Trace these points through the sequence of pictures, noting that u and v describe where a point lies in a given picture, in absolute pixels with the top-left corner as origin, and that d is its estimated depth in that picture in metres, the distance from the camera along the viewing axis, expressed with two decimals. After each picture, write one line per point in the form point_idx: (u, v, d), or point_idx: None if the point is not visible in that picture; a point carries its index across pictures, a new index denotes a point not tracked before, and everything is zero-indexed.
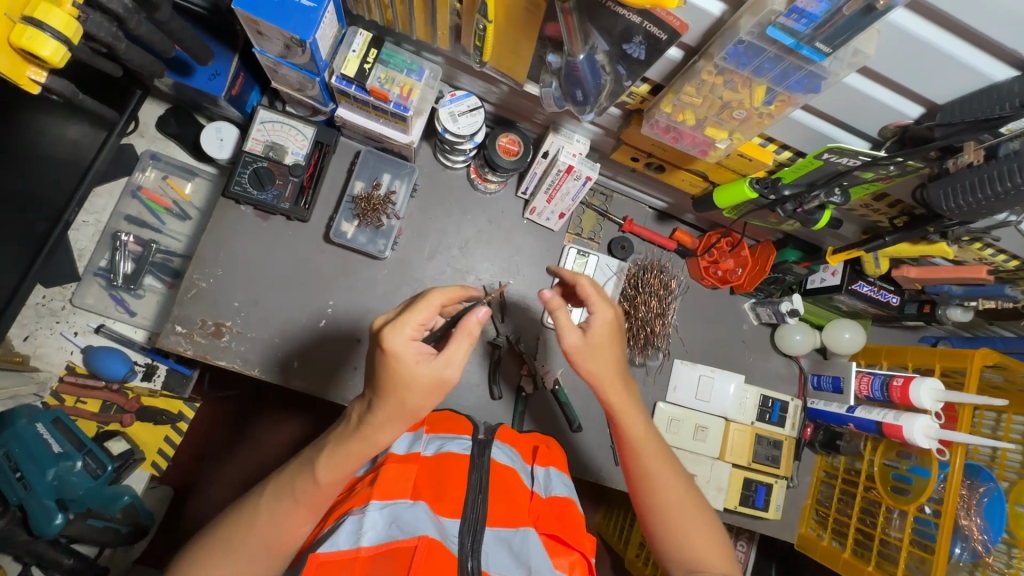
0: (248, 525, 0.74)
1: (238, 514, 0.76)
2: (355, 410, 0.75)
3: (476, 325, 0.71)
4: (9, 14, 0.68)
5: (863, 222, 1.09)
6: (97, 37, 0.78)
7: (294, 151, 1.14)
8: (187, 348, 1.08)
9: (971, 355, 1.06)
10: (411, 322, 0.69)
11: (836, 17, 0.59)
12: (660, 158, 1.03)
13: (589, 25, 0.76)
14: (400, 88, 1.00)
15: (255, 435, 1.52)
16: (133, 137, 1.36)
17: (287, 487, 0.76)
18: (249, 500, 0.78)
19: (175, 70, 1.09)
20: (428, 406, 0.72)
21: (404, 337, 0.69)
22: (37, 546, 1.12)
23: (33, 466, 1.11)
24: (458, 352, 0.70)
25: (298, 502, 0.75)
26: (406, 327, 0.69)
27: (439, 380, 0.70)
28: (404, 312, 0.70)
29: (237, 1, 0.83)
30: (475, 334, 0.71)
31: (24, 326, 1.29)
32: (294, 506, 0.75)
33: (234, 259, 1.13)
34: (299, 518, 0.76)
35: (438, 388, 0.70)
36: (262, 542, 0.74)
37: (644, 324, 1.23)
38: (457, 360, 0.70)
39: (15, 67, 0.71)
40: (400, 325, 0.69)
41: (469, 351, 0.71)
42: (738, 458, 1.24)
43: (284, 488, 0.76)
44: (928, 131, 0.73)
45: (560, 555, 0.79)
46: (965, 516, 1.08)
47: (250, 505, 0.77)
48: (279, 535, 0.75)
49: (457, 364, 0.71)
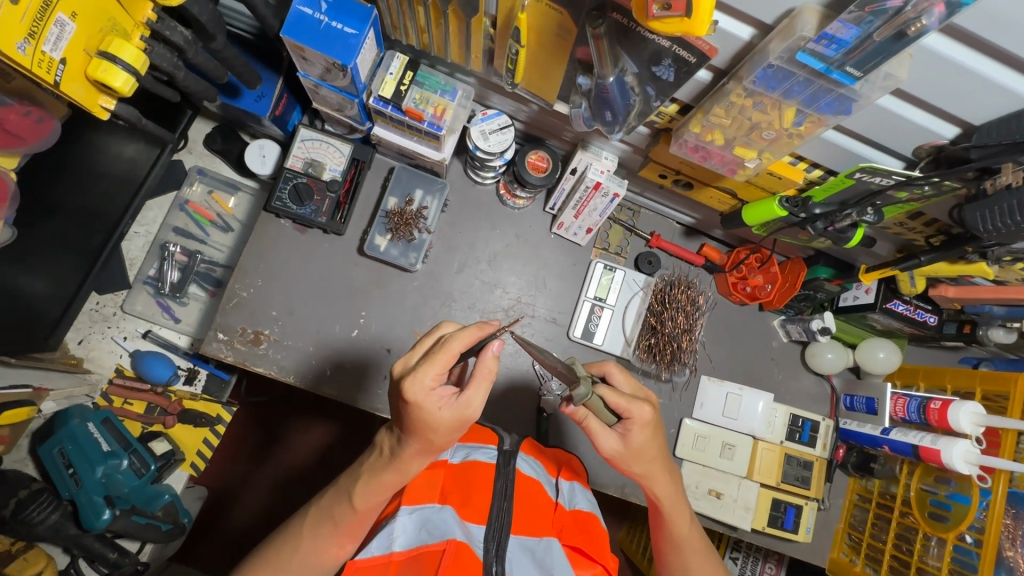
0: (292, 555, 0.81)
1: (280, 538, 0.83)
2: (387, 442, 0.80)
3: (494, 362, 0.71)
4: (86, 50, 0.75)
5: (897, 239, 1.07)
6: (160, 67, 0.85)
7: (331, 167, 1.18)
8: (228, 355, 1.14)
9: (1014, 380, 1.03)
10: (430, 372, 0.70)
11: (866, 42, 0.60)
12: (687, 175, 1.04)
13: (619, 49, 0.78)
14: (434, 108, 1.04)
15: (286, 438, 1.57)
16: (183, 154, 1.44)
17: (324, 509, 0.82)
18: (290, 527, 0.84)
19: (224, 92, 1.15)
20: (453, 438, 0.76)
21: (423, 386, 0.70)
22: (83, 539, 1.19)
23: (83, 463, 1.19)
24: (479, 392, 0.72)
25: (338, 528, 0.81)
26: (425, 378, 0.70)
27: (460, 417, 0.72)
28: (423, 363, 0.71)
29: (284, 30, 0.89)
30: (493, 371, 0.72)
31: (79, 330, 1.37)
32: (333, 531, 0.81)
33: (272, 269, 1.18)
34: (341, 540, 0.82)
35: (459, 424, 0.73)
36: (309, 563, 0.81)
37: (671, 339, 1.20)
38: (479, 397, 0.72)
39: (89, 96, 0.79)
40: (420, 375, 0.70)
41: (489, 391, 0.73)
42: (766, 478, 1.22)
43: (324, 512, 0.82)
44: (964, 151, 0.72)
45: (583, 568, 0.81)
46: (1009, 547, 1.04)
47: (295, 526, 0.84)
48: (319, 557, 0.81)
49: (478, 400, 0.73)
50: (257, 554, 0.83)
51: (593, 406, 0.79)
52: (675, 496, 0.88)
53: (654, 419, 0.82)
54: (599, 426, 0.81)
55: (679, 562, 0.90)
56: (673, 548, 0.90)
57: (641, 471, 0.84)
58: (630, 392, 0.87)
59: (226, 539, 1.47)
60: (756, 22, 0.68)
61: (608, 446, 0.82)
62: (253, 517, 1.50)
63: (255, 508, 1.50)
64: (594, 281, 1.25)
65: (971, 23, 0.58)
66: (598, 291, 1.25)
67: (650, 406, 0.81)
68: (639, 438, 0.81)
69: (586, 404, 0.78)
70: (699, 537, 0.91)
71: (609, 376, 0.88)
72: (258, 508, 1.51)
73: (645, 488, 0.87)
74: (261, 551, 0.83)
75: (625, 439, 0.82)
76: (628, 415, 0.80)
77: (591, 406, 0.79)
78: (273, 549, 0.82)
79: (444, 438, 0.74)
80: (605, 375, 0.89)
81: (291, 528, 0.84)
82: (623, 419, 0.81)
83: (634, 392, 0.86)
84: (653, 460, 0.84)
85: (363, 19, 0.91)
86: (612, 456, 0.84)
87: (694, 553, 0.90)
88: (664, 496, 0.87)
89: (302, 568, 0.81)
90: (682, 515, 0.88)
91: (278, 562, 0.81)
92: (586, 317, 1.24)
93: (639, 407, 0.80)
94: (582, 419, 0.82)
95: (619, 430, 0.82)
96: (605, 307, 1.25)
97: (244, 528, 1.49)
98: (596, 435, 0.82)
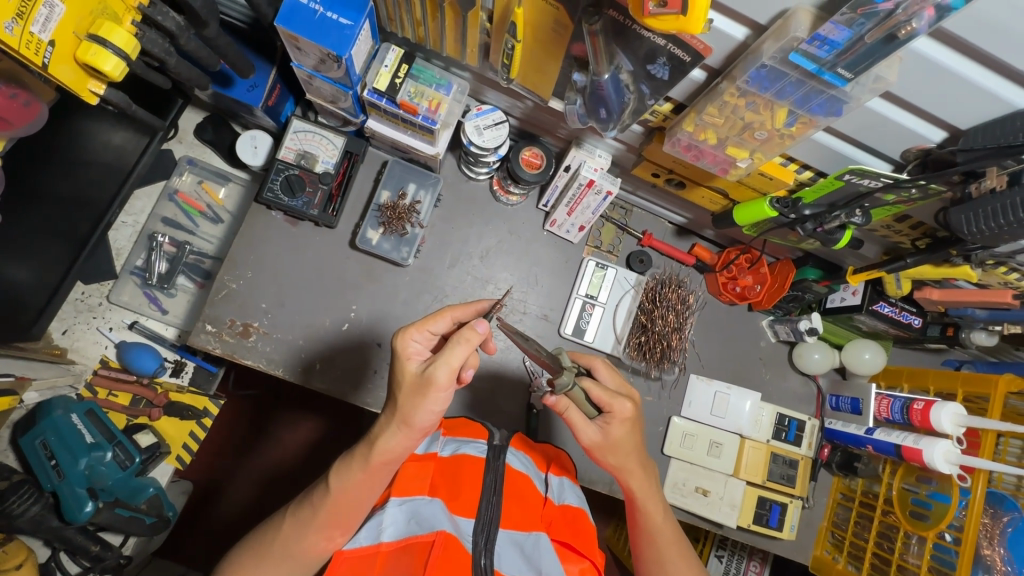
0: (283, 551, 0.79)
1: (269, 529, 0.82)
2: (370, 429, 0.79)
3: (471, 333, 0.71)
4: (76, 33, 0.74)
5: (885, 241, 1.08)
6: (151, 53, 0.84)
7: (324, 159, 1.17)
8: (216, 347, 1.13)
9: (995, 382, 1.05)
10: (419, 330, 0.78)
11: (858, 44, 0.61)
12: (680, 174, 1.05)
13: (615, 46, 0.78)
14: (429, 102, 1.03)
15: (273, 432, 1.56)
16: (173, 143, 1.42)
17: (308, 502, 0.80)
18: (278, 516, 0.83)
19: (217, 82, 1.13)
20: (421, 409, 0.73)
21: (412, 339, 0.77)
22: (66, 532, 1.17)
23: (67, 455, 1.17)
24: (449, 355, 0.71)
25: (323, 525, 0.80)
26: (414, 334, 0.77)
27: (423, 377, 0.72)
28: (419, 320, 0.79)
29: (278, 19, 0.88)
30: (471, 341, 0.71)
31: (63, 320, 1.34)
32: (317, 529, 0.79)
33: (263, 261, 1.17)
34: (330, 534, 0.80)
35: (420, 385, 0.72)
36: (298, 555, 0.79)
37: (661, 337, 1.22)
38: (446, 360, 0.71)
39: (78, 79, 0.78)
40: (410, 331, 0.77)
41: (463, 356, 0.71)
42: (752, 476, 1.24)
43: (308, 504, 0.80)
44: (950, 155, 0.73)
45: (571, 562, 0.82)
46: (988, 546, 1.06)
47: (279, 522, 0.83)
48: (307, 555, 0.80)
49: (443, 364, 0.71)
50: (245, 547, 0.83)
51: (575, 397, 0.81)
52: (646, 485, 0.88)
53: (634, 415, 0.83)
54: (579, 418, 0.82)
55: (655, 557, 0.89)
56: (648, 539, 0.90)
57: (616, 463, 0.85)
58: (614, 387, 0.86)
59: (211, 533, 1.47)
60: (750, 22, 0.69)
61: (588, 438, 0.83)
62: (239, 511, 1.49)
63: (240, 503, 1.50)
64: (586, 279, 1.26)
65: (959, 28, 0.59)
66: (589, 289, 1.26)
67: (631, 403, 0.83)
68: (617, 432, 0.82)
69: (568, 394, 0.82)
70: (673, 529, 0.90)
71: (595, 370, 0.87)
72: (242, 503, 1.50)
73: (622, 482, 0.87)
74: (247, 548, 0.83)
75: (605, 432, 0.83)
76: (609, 408, 0.82)
77: (573, 397, 0.82)
78: (262, 545, 0.81)
79: (410, 402, 0.73)
80: (591, 368, 0.88)
81: (275, 521, 0.83)
82: (604, 412, 0.83)
83: (616, 388, 0.86)
84: (629, 453, 0.85)
85: (358, 10, 0.90)
86: (590, 447, 0.85)
87: (669, 545, 0.89)
88: (638, 489, 0.87)
89: (290, 565, 0.79)
90: (656, 507, 0.89)
91: (267, 556, 0.80)
92: (577, 314, 1.25)
93: (620, 402, 0.81)
94: (564, 411, 0.82)
95: (600, 424, 0.83)
96: (597, 304, 1.26)
97: (228, 523, 1.48)
98: (577, 428, 0.83)
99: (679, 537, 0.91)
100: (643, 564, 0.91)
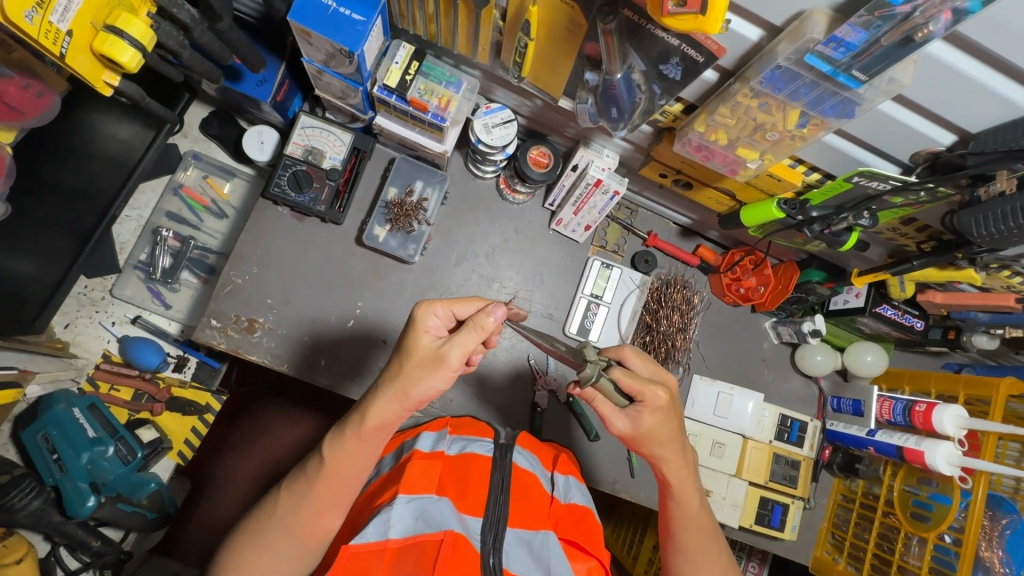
0: (285, 525, 0.79)
1: (263, 511, 0.82)
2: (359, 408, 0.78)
3: (489, 323, 0.71)
4: (93, 23, 0.75)
5: (889, 245, 1.09)
6: (166, 45, 0.84)
7: (331, 155, 1.17)
8: (221, 342, 1.12)
9: (996, 385, 1.05)
10: (441, 305, 0.77)
11: (873, 47, 0.62)
12: (688, 175, 1.06)
13: (628, 46, 0.78)
14: (438, 100, 1.04)
15: (274, 429, 1.56)
16: (178, 137, 1.42)
17: (303, 475, 0.81)
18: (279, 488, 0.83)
19: (227, 76, 1.13)
20: (424, 383, 0.73)
21: (432, 313, 0.76)
22: (67, 527, 1.16)
23: (68, 449, 1.17)
24: (465, 339, 0.72)
25: (330, 500, 0.79)
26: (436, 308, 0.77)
27: (436, 354, 0.73)
28: (445, 297, 0.78)
29: (291, 14, 0.88)
30: (485, 331, 0.71)
31: (66, 314, 1.32)
32: (324, 503, 0.79)
33: (269, 258, 1.16)
34: (332, 512, 0.80)
35: (431, 362, 0.73)
36: (299, 530, 0.79)
37: (666, 337, 1.26)
38: (461, 343, 0.72)
39: (92, 70, 0.78)
40: (433, 304, 0.77)
41: (474, 344, 0.72)
42: (755, 476, 1.24)
43: (305, 475, 0.80)
44: (960, 158, 0.74)
45: (578, 561, 0.82)
46: (986, 548, 1.07)
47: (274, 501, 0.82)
48: (314, 528, 0.80)
49: (457, 346, 0.72)
50: (240, 531, 0.82)
51: (603, 388, 0.80)
52: (681, 475, 0.87)
53: (668, 404, 0.81)
54: (609, 409, 0.82)
55: (689, 549, 0.90)
56: (684, 528, 0.90)
57: (653, 452, 0.85)
58: (647, 375, 0.87)
59: (211, 529, 1.46)
60: (765, 24, 0.69)
61: (618, 428, 0.83)
62: (237, 508, 1.48)
63: (241, 501, 1.49)
64: (591, 278, 1.26)
65: (973, 31, 0.60)
66: (594, 288, 1.25)
67: (665, 391, 0.81)
68: (649, 422, 0.81)
69: (596, 386, 0.81)
70: (709, 516, 0.91)
71: (626, 361, 0.88)
72: (242, 500, 1.49)
73: (657, 469, 0.87)
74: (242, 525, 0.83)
75: (636, 422, 0.82)
76: (642, 398, 0.80)
77: (602, 388, 0.80)
78: (257, 521, 0.81)
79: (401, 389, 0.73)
80: (622, 360, 0.88)
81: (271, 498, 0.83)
82: (636, 402, 0.81)
83: (650, 375, 0.86)
84: (664, 444, 0.84)
85: (371, 6, 0.91)
86: (624, 436, 0.84)
87: (704, 531, 0.90)
88: (675, 478, 0.87)
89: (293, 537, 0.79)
90: (693, 495, 0.89)
91: (262, 537, 0.79)
92: (581, 314, 1.25)
93: (652, 390, 0.80)
94: (591, 400, 0.84)
95: (631, 413, 0.82)
96: (601, 304, 1.25)
97: (227, 519, 1.47)
98: (607, 418, 0.83)
99: (712, 525, 0.91)
100: (675, 551, 0.91)
